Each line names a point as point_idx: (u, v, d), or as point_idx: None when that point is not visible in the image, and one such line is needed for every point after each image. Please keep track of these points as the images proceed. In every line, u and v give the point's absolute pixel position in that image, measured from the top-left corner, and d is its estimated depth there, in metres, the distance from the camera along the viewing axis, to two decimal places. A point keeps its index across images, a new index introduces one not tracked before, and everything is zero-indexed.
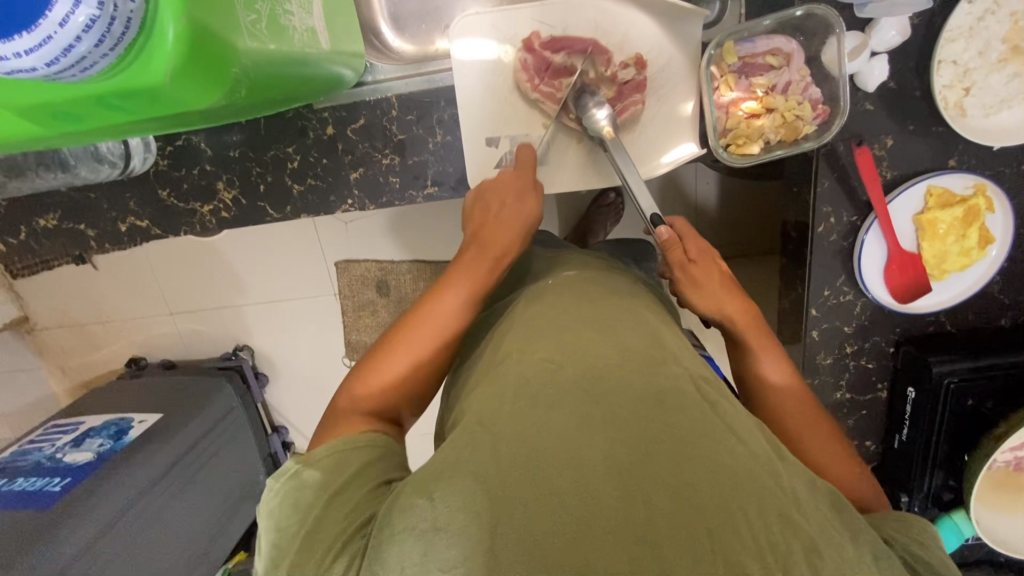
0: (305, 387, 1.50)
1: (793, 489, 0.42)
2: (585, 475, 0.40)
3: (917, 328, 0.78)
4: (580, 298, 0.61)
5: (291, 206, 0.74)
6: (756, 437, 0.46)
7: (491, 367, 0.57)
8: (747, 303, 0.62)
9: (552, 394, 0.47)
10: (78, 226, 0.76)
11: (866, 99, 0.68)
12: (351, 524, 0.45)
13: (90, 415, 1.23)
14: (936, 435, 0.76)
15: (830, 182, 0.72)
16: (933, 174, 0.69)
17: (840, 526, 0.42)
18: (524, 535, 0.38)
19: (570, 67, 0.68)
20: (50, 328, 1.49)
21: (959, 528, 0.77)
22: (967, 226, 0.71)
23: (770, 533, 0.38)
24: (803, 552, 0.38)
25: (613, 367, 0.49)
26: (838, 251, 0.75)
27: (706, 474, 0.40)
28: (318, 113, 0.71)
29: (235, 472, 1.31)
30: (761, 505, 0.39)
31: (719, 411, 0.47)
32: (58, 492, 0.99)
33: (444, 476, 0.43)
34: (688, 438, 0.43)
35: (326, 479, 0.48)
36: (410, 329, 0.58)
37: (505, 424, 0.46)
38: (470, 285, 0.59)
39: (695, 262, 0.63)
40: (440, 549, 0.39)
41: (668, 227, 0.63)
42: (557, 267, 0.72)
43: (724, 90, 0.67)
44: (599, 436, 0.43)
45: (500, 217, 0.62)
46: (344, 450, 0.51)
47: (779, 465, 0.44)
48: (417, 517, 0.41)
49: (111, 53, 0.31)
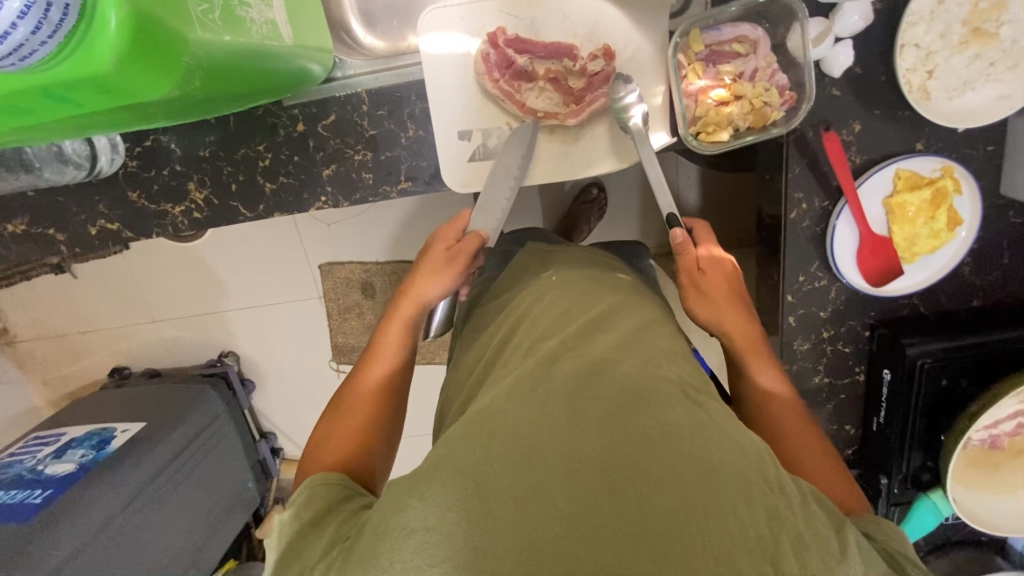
0: (293, 391, 1.49)
1: (782, 486, 0.42)
2: (576, 474, 0.40)
3: (892, 311, 0.79)
4: (574, 299, 0.61)
5: (265, 204, 0.74)
6: (745, 433, 0.46)
7: (494, 370, 0.57)
8: (747, 318, 0.63)
9: (545, 394, 0.47)
10: (47, 230, 0.75)
11: (833, 84, 0.68)
12: (333, 537, 0.45)
13: (72, 426, 1.21)
14: (912, 416, 0.77)
15: (801, 168, 0.72)
16: (900, 158, 0.70)
17: (825, 520, 0.42)
18: (516, 531, 0.38)
19: (533, 70, 0.70)
20: (30, 340, 1.47)
21: (937, 507, 0.79)
22: (935, 209, 0.72)
23: (755, 527, 0.38)
24: (788, 542, 0.38)
25: (605, 365, 0.49)
26: (812, 236, 0.76)
27: (696, 472, 0.40)
28: (288, 109, 0.70)
29: (222, 481, 1.30)
30: (748, 500, 0.40)
31: (708, 408, 0.47)
32: (39, 504, 0.98)
33: (438, 471, 0.42)
34: (679, 436, 0.43)
35: (298, 511, 0.48)
36: (359, 387, 0.62)
37: (499, 420, 0.45)
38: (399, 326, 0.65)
39: (705, 271, 0.64)
40: (429, 546, 0.38)
41: (682, 229, 0.66)
42: (544, 269, 0.71)
43: (692, 77, 0.67)
44: (591, 431, 0.43)
45: (422, 264, 0.67)
46: (318, 486, 0.50)
47: (768, 459, 0.44)
48: (410, 517, 0.40)
49: (50, 41, 0.30)
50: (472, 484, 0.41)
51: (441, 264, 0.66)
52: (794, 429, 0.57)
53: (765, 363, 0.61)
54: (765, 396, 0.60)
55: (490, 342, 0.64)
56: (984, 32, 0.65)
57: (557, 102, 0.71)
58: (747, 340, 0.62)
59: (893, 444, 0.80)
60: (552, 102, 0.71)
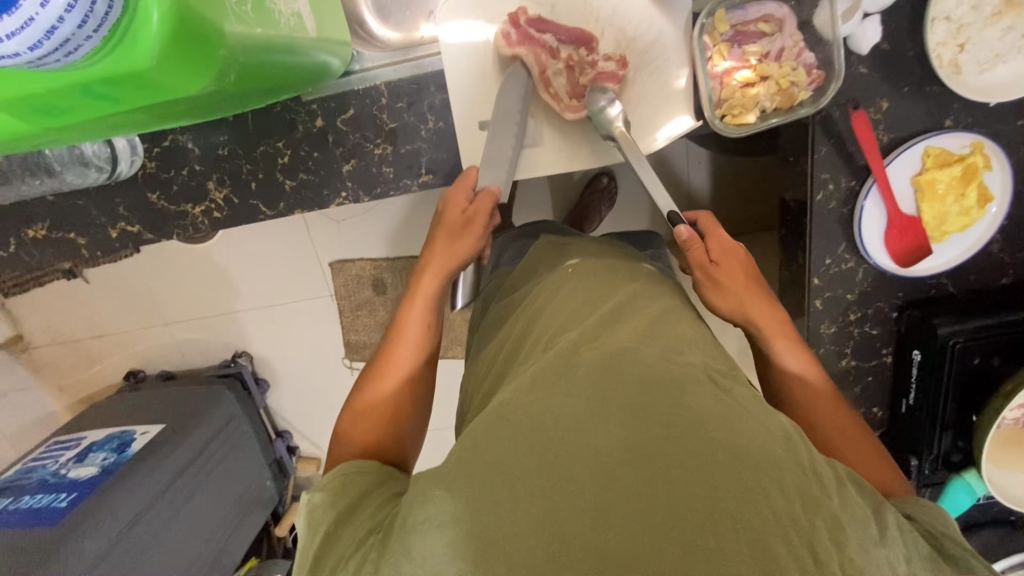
0: (308, 389, 1.49)
1: (814, 469, 0.41)
2: (602, 462, 0.40)
3: (921, 292, 0.78)
4: (592, 290, 0.59)
5: (285, 202, 0.73)
6: (774, 418, 0.45)
7: (523, 351, 0.57)
8: (769, 305, 0.62)
9: (568, 387, 0.46)
10: (67, 234, 0.74)
11: (860, 62, 0.67)
12: (362, 531, 0.45)
13: (93, 429, 1.22)
14: (944, 398, 0.76)
15: (827, 149, 0.71)
16: (929, 135, 0.69)
17: (863, 505, 0.41)
18: (543, 523, 0.38)
19: (558, 50, 0.68)
20: (44, 345, 1.47)
21: (971, 487, 0.79)
22: (965, 185, 0.71)
23: (790, 510, 0.37)
24: (824, 528, 0.37)
25: (625, 354, 0.48)
26: (839, 218, 0.75)
27: (723, 456, 0.39)
28: (307, 105, 0.69)
29: (241, 480, 1.30)
30: (780, 485, 0.38)
31: (734, 395, 0.46)
32: (65, 508, 0.99)
33: (465, 463, 0.43)
34: (705, 423, 0.41)
35: (334, 499, 0.49)
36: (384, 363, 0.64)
37: (524, 413, 0.45)
38: (423, 299, 0.65)
39: (716, 262, 0.63)
40: (460, 539, 0.39)
41: (685, 225, 0.64)
42: (563, 258, 0.69)
43: (717, 59, 0.66)
44: (616, 421, 0.42)
45: (436, 235, 0.66)
46: (352, 474, 0.51)
47: (799, 443, 0.43)
48: (438, 508, 0.41)
49: (95, 35, 0.30)
50: (501, 478, 0.41)
51: (455, 232, 0.66)
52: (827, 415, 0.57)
53: (789, 350, 0.60)
54: (801, 385, 0.59)
55: (513, 329, 0.62)
56: (1017, 3, 0.64)
57: (564, 86, 0.69)
58: (776, 324, 0.61)
59: (924, 426, 0.79)
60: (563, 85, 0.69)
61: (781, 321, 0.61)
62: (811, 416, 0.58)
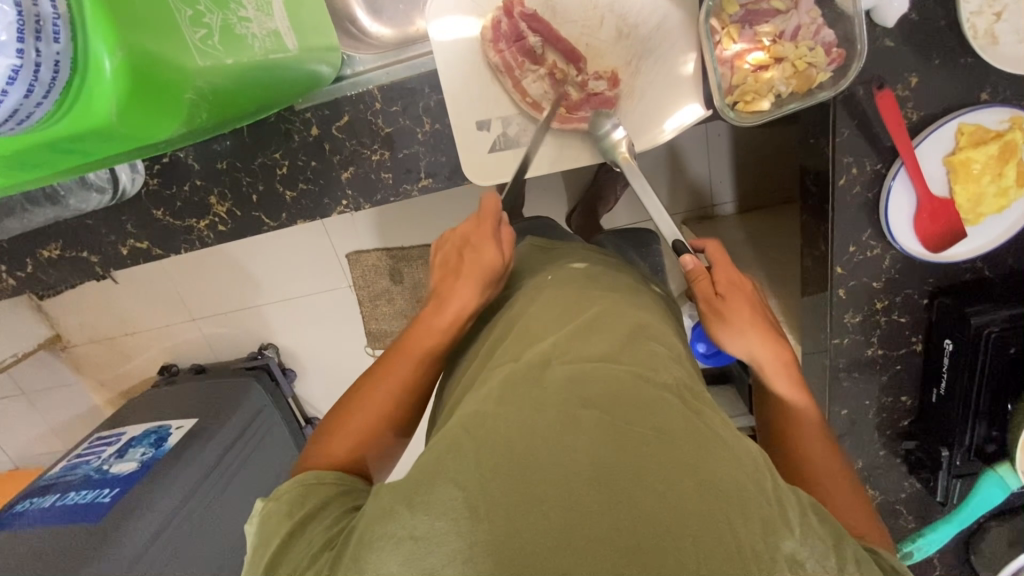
0: (333, 376, 1.52)
1: (779, 498, 0.41)
2: (568, 486, 0.38)
3: (953, 277, 0.74)
4: (569, 299, 0.57)
5: (286, 212, 0.72)
6: (742, 442, 0.44)
7: (485, 368, 0.55)
8: (777, 342, 0.58)
9: (537, 399, 0.45)
10: (80, 253, 0.75)
11: (885, 35, 0.62)
12: (317, 543, 0.45)
13: (131, 425, 1.27)
14: (977, 389, 0.72)
15: (850, 131, 0.67)
16: (964, 111, 0.64)
17: (825, 537, 0.41)
18: (502, 540, 0.37)
19: (542, 55, 0.65)
20: (82, 344, 1.52)
21: (1004, 481, 0.75)
22: (1003, 164, 0.66)
23: (751, 540, 0.37)
24: (783, 562, 0.38)
25: (598, 367, 0.47)
26: (863, 204, 0.70)
27: (691, 481, 0.39)
28: (301, 114, 0.68)
29: (271, 470, 1.34)
30: (744, 512, 0.38)
31: (706, 415, 0.45)
32: (109, 504, 1.03)
33: (431, 481, 0.41)
34: (676, 444, 0.41)
35: (293, 507, 0.48)
36: (378, 375, 0.59)
37: (488, 429, 0.43)
38: (438, 334, 0.60)
39: (723, 296, 0.60)
40: (420, 555, 0.38)
41: (691, 255, 0.61)
42: (546, 266, 0.68)
43: (727, 43, 0.62)
44: (585, 439, 0.41)
45: (461, 268, 0.62)
46: (314, 483, 0.51)
47: (768, 472, 0.43)
48: (399, 524, 0.40)
49: (46, 101, 0.31)
50: (463, 498, 0.39)
51: (476, 271, 0.62)
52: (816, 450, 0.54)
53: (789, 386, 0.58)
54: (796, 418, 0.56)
55: (488, 339, 0.60)
56: None
57: (550, 100, 0.67)
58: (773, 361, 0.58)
59: (955, 416, 0.75)
60: (542, 94, 0.66)
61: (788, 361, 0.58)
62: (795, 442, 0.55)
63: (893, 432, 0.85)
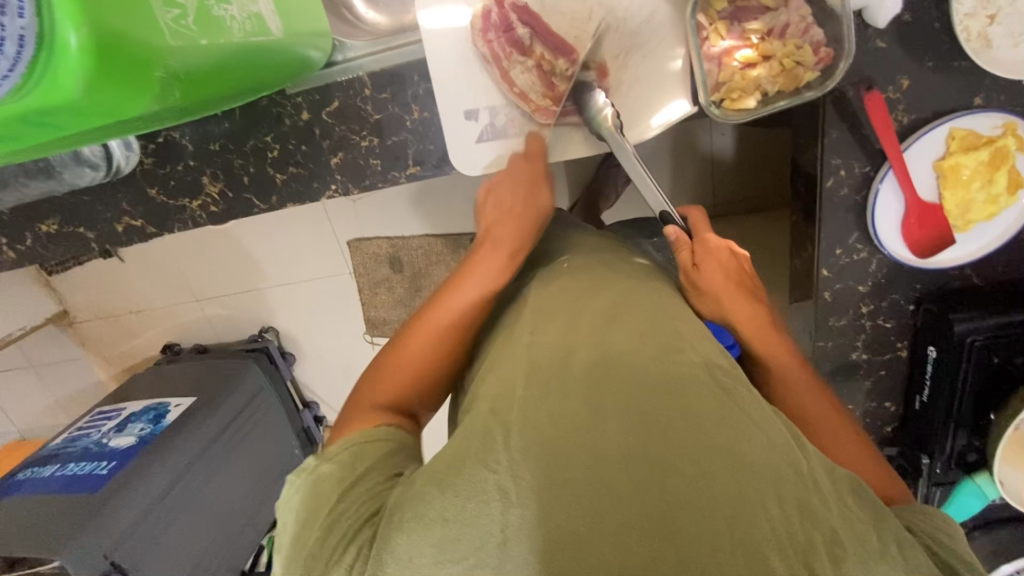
0: (332, 361, 1.54)
1: (814, 480, 0.40)
2: (598, 469, 0.39)
3: (940, 284, 0.73)
4: (585, 288, 0.58)
5: (276, 195, 0.74)
6: (775, 423, 0.44)
7: (504, 349, 0.56)
8: (755, 308, 0.59)
9: (561, 385, 0.46)
10: (78, 228, 0.77)
11: (878, 36, 0.62)
12: (361, 515, 0.43)
13: (131, 401, 1.28)
14: (959, 397, 0.72)
15: (839, 131, 0.66)
16: (955, 116, 0.63)
17: (863, 518, 0.39)
18: (536, 526, 0.38)
19: (530, 46, 0.66)
20: (87, 320, 1.55)
21: (983, 491, 0.76)
22: (993, 171, 0.65)
23: (787, 522, 0.36)
24: (821, 541, 0.36)
25: (622, 353, 0.48)
26: (850, 206, 0.70)
27: (723, 464, 0.38)
28: (292, 98, 0.69)
29: (270, 450, 1.36)
30: (779, 493, 0.37)
31: (737, 395, 0.45)
32: (106, 476, 1.05)
33: (462, 466, 0.42)
34: (706, 429, 0.41)
35: (343, 471, 0.47)
36: (414, 332, 0.58)
37: (515, 414, 0.45)
38: (485, 281, 0.60)
39: (700, 264, 0.60)
40: (453, 538, 0.38)
41: (675, 225, 0.63)
42: (556, 255, 0.69)
43: (715, 39, 0.61)
44: (613, 426, 0.41)
45: (513, 209, 0.64)
46: (360, 443, 0.49)
47: (800, 453, 0.42)
48: (428, 506, 0.40)
49: (13, 75, 0.32)
50: (494, 481, 0.40)
51: (523, 216, 0.64)
52: (834, 427, 0.53)
53: (794, 363, 0.57)
54: (804, 396, 0.55)
55: (495, 335, 0.61)
56: None
57: (537, 90, 0.67)
58: (776, 341, 0.58)
59: (937, 424, 0.75)
60: (530, 85, 0.67)
61: (799, 360, 0.57)
62: (803, 420, 0.55)
63: (876, 438, 0.86)
